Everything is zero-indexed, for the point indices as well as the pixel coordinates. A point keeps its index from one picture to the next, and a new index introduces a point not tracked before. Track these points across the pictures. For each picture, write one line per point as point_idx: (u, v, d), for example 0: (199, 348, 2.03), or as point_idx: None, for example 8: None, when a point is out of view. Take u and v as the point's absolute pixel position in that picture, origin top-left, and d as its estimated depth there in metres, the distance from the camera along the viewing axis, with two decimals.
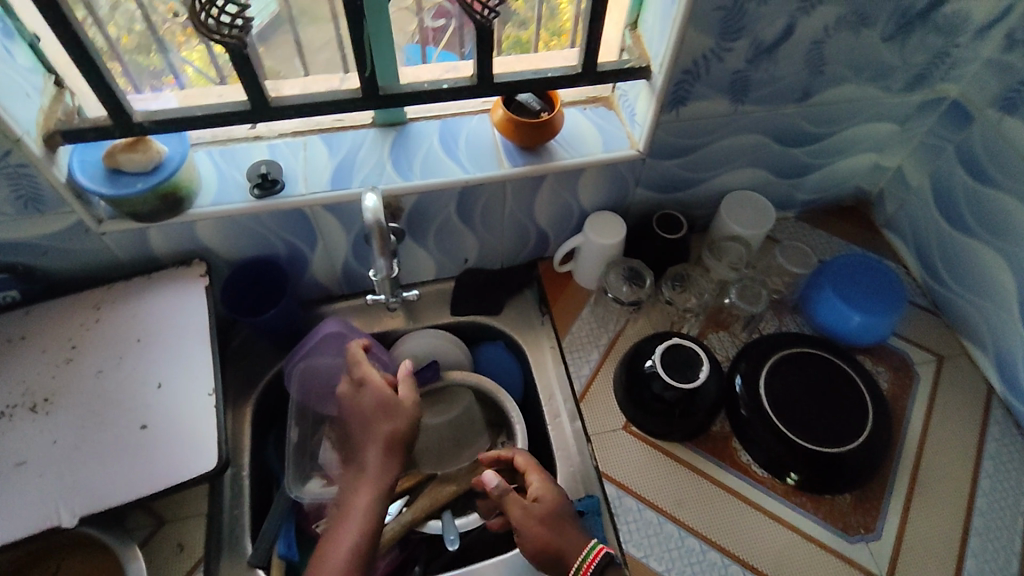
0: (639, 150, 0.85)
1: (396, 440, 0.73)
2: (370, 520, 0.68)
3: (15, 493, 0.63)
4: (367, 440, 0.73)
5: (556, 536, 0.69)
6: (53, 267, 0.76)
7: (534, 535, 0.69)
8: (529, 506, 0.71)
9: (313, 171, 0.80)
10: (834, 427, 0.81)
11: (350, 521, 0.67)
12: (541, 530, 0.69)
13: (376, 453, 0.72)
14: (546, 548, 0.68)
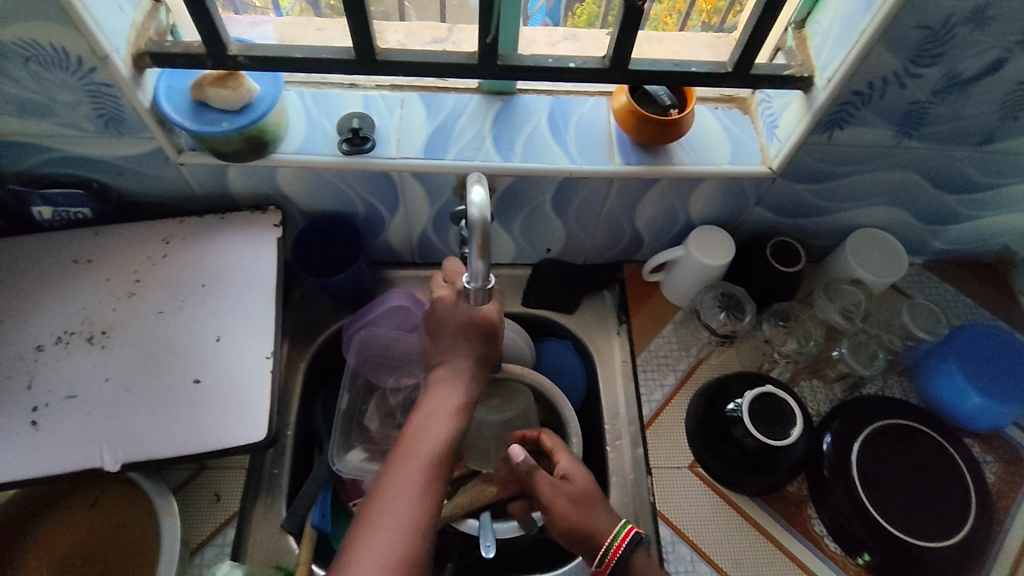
0: (771, 169, 0.74)
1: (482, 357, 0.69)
2: (454, 427, 0.63)
3: (62, 426, 0.61)
4: (451, 350, 0.69)
5: (586, 516, 0.63)
6: (128, 189, 0.72)
7: (562, 512, 0.63)
8: (559, 482, 0.66)
9: (407, 132, 0.72)
10: (931, 515, 0.72)
11: (434, 425, 0.62)
12: (568, 506, 0.63)
13: (462, 362, 0.68)
14: (573, 526, 0.62)
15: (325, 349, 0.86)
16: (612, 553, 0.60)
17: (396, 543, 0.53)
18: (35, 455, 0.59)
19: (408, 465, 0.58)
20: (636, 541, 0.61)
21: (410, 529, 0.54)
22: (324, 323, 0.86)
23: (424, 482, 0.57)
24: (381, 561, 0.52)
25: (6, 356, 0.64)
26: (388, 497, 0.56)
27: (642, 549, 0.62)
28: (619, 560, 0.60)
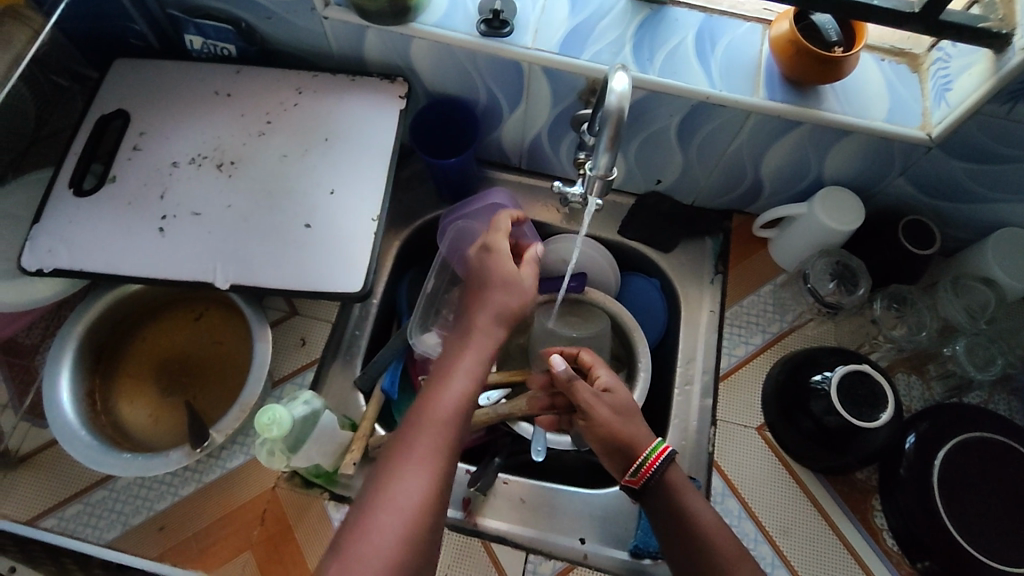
0: (930, 136, 0.67)
1: (511, 317, 0.65)
2: (470, 394, 0.59)
3: (184, 237, 0.66)
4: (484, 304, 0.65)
5: (625, 428, 0.63)
6: (271, 34, 0.74)
7: (602, 419, 0.63)
8: (600, 393, 0.66)
9: (547, 25, 0.70)
10: (1015, 539, 0.66)
11: (452, 386, 0.58)
12: (609, 415, 0.63)
13: (490, 322, 0.64)
14: (613, 435, 0.62)
15: (419, 233, 0.88)
16: (649, 464, 0.60)
17: (408, 515, 0.49)
18: (158, 257, 0.65)
19: (426, 428, 0.54)
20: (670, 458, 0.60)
21: (422, 499, 0.50)
22: (424, 208, 0.88)
23: (442, 449, 0.54)
24: (393, 532, 0.48)
25: (146, 166, 0.69)
26: (405, 462, 0.52)
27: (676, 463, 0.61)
28: (653, 475, 0.60)
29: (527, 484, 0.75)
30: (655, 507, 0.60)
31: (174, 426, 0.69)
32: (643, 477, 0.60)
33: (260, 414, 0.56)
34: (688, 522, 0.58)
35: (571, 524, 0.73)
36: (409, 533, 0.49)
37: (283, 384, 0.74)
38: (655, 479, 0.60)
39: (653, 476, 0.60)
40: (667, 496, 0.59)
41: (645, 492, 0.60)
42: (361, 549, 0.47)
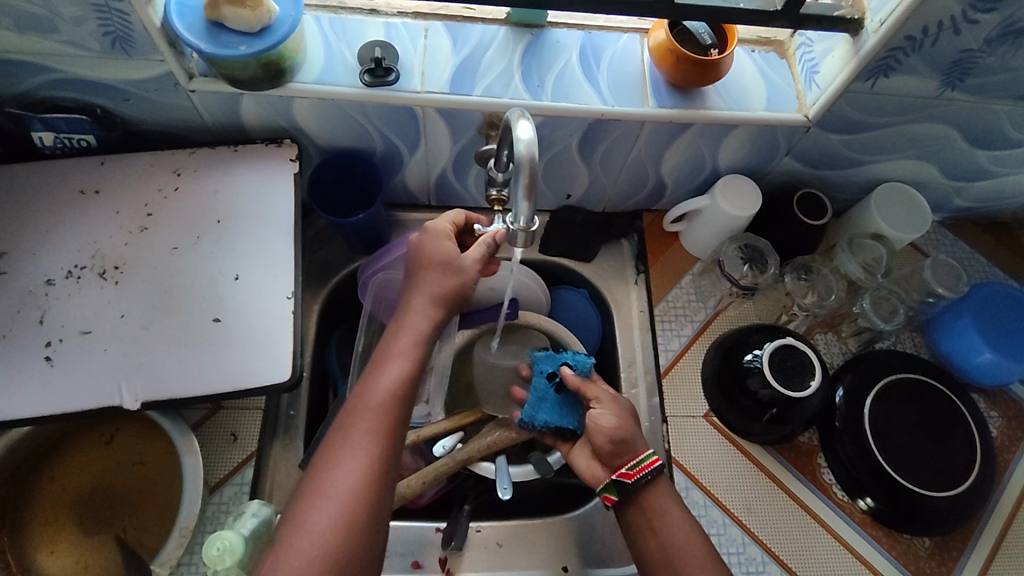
0: (808, 117, 0.72)
1: (447, 298, 0.64)
2: (407, 376, 0.59)
3: (75, 362, 0.59)
4: (414, 283, 0.66)
5: (626, 429, 0.66)
6: (132, 116, 0.68)
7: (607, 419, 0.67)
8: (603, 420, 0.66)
9: (432, 65, 0.68)
10: (933, 459, 0.75)
11: (386, 370, 0.59)
12: (614, 421, 0.66)
13: (424, 300, 0.64)
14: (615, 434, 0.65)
15: (338, 292, 0.84)
16: (641, 465, 0.63)
17: (344, 499, 0.52)
18: (51, 394, 0.58)
19: (357, 420, 0.56)
20: (658, 470, 0.64)
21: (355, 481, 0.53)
22: (337, 264, 0.83)
23: (374, 437, 0.56)
24: (327, 522, 0.51)
25: (14, 290, 0.61)
26: (338, 453, 0.55)
27: (662, 480, 0.64)
28: (646, 474, 0.63)
29: (501, 527, 0.74)
30: (631, 509, 0.64)
31: (108, 568, 0.62)
32: (638, 473, 0.63)
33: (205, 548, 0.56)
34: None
35: (552, 555, 0.73)
36: (348, 515, 0.52)
37: (224, 487, 0.69)
38: (642, 483, 0.63)
39: (643, 479, 0.63)
40: (644, 514, 0.63)
41: (629, 493, 0.63)
42: (299, 536, 0.51)
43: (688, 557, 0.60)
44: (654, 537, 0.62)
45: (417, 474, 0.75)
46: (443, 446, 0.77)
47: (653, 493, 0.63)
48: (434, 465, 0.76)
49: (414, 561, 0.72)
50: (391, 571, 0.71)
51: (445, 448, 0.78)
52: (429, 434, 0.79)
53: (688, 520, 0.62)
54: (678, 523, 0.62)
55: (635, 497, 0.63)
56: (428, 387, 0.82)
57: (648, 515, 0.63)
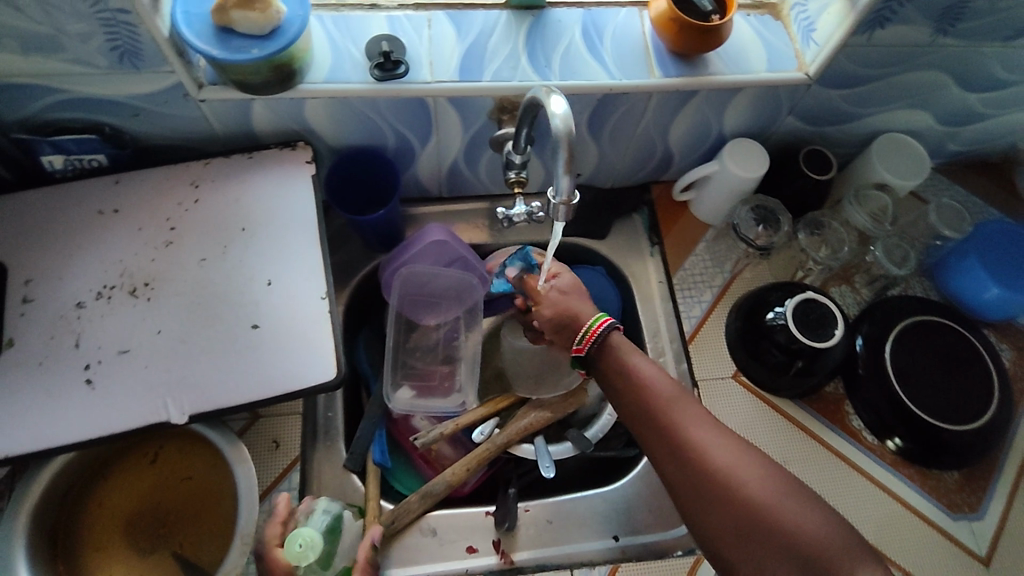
0: (808, 75, 0.74)
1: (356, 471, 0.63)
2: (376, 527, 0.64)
3: (117, 383, 0.58)
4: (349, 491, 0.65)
5: (564, 307, 0.71)
6: (142, 131, 0.67)
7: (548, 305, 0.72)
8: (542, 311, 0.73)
9: (439, 54, 0.69)
10: (954, 396, 0.77)
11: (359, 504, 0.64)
12: (554, 309, 0.71)
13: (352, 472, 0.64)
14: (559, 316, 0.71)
15: (359, 291, 0.84)
16: (590, 335, 0.67)
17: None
18: (97, 415, 0.57)
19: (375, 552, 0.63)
20: (604, 334, 0.66)
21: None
22: (355, 264, 0.83)
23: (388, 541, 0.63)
24: None
25: (45, 316, 0.60)
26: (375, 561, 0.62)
27: (614, 337, 0.67)
28: (595, 340, 0.66)
29: (548, 504, 0.74)
30: (605, 374, 0.65)
31: None
32: (586, 344, 0.67)
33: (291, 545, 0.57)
34: (705, 467, 0.54)
35: (602, 526, 0.74)
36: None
37: (270, 495, 0.68)
38: (593, 349, 0.67)
39: (593, 348, 0.67)
40: (606, 370, 0.66)
41: (590, 361, 0.68)
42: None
43: (679, 409, 0.59)
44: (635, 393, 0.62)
45: (460, 462, 0.75)
46: (483, 432, 0.77)
47: (618, 352, 0.65)
48: (474, 452, 0.76)
49: (469, 545, 0.72)
50: (446, 560, 0.71)
51: (484, 434, 0.78)
52: (466, 423, 0.78)
53: (668, 379, 0.62)
54: (660, 382, 0.62)
55: (597, 359, 0.67)
56: (461, 376, 0.82)
57: (624, 375, 0.64)
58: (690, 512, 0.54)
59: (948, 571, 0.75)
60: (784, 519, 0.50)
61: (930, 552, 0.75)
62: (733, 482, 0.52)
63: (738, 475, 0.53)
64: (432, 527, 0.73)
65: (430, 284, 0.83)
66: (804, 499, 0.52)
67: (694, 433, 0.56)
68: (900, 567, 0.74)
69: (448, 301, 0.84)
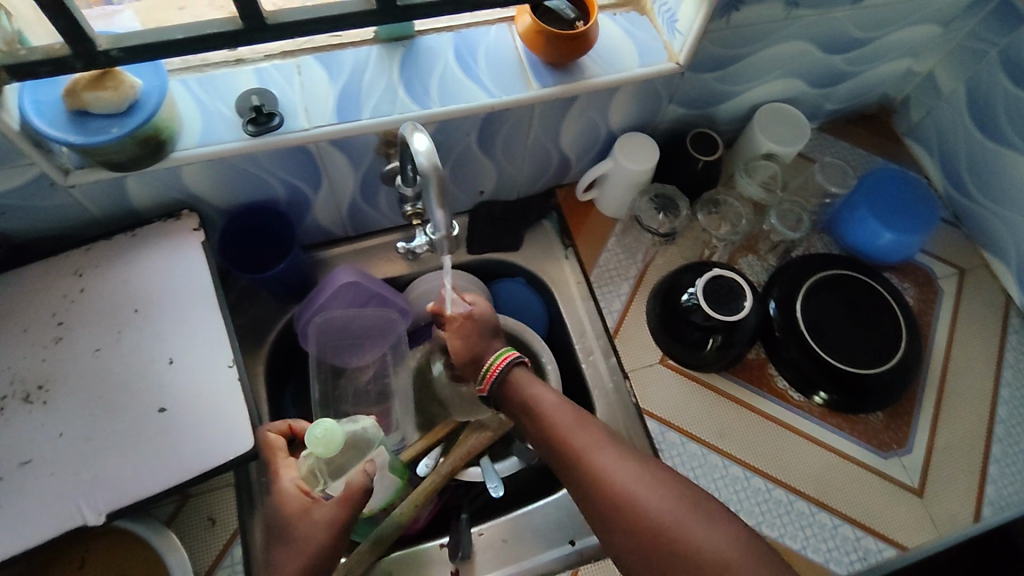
0: (679, 64, 0.76)
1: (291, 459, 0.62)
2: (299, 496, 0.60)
3: (23, 496, 0.56)
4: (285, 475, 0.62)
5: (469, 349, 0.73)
6: (13, 229, 0.64)
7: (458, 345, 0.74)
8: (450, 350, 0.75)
9: (312, 100, 0.68)
10: (864, 343, 0.81)
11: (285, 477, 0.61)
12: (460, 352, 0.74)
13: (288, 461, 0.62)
14: (468, 357, 0.73)
15: (279, 346, 0.82)
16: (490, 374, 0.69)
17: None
18: (6, 535, 0.54)
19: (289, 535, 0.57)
20: (503, 372, 0.69)
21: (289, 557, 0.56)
22: (271, 319, 0.82)
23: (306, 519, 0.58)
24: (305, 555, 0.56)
25: None
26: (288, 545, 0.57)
27: (516, 372, 0.69)
28: (495, 379, 0.69)
29: (502, 524, 0.75)
30: (518, 412, 0.67)
31: None
32: (487, 385, 0.69)
33: (311, 428, 0.60)
34: (610, 497, 0.56)
35: (557, 533, 0.75)
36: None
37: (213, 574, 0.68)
38: (494, 389, 0.69)
39: (494, 387, 0.69)
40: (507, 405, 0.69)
41: (494, 398, 0.70)
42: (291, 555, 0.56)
43: (582, 439, 0.60)
44: (540, 427, 0.63)
45: (408, 497, 0.75)
46: (427, 464, 0.77)
47: (522, 387, 0.67)
48: (422, 485, 0.76)
49: None
50: None
51: (429, 465, 0.78)
52: (410, 457, 0.79)
53: (571, 409, 0.64)
54: (564, 414, 0.63)
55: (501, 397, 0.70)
56: (395, 414, 0.82)
57: (530, 410, 0.65)
58: (602, 538, 0.56)
59: (887, 508, 0.78)
60: (684, 540, 0.52)
61: (867, 494, 0.79)
62: (639, 508, 0.54)
63: (641, 501, 0.54)
64: (389, 569, 0.72)
65: (350, 327, 0.83)
66: (706, 518, 0.53)
67: (596, 461, 0.58)
68: (843, 515, 0.77)
69: (372, 340, 0.84)
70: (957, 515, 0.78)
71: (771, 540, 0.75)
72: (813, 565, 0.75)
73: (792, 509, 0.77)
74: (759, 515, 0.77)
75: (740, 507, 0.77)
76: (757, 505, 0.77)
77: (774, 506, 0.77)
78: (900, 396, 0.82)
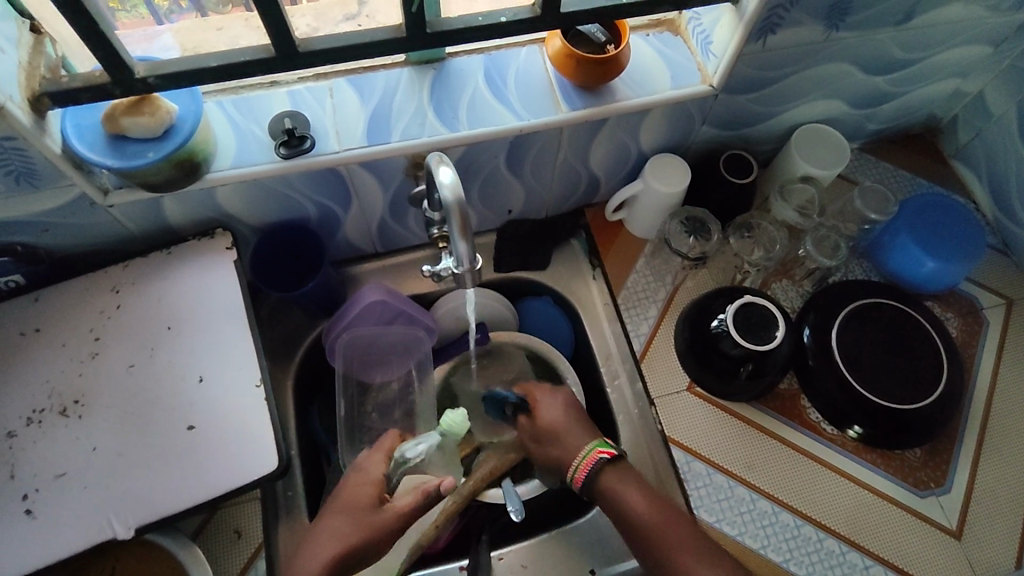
0: (713, 86, 0.74)
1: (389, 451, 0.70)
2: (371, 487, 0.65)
3: (57, 508, 0.57)
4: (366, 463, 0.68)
5: (569, 433, 0.71)
6: (56, 246, 0.66)
7: (555, 428, 0.73)
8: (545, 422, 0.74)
9: (343, 122, 0.69)
10: (905, 375, 0.78)
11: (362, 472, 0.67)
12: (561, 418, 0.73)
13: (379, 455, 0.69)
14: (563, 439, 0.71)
15: (307, 362, 0.83)
16: (585, 463, 0.67)
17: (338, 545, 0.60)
18: (40, 546, 0.56)
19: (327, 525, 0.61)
20: (600, 465, 0.66)
21: (350, 519, 0.62)
22: (299, 335, 0.83)
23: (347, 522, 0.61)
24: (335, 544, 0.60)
25: None
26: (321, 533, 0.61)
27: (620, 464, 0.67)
28: (592, 471, 0.66)
29: (522, 549, 0.75)
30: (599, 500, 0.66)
31: None
32: (583, 474, 0.67)
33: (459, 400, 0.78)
34: None
35: (577, 561, 0.74)
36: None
37: None
38: (591, 482, 0.66)
39: (591, 475, 0.66)
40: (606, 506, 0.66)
41: (587, 492, 0.67)
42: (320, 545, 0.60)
43: (670, 539, 0.61)
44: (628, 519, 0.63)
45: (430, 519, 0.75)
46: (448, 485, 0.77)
47: (609, 476, 0.66)
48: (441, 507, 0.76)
49: None
50: None
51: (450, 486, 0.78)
52: None
53: (662, 506, 0.63)
54: (658, 512, 0.63)
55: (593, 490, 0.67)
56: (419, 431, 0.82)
57: (612, 499, 0.65)
58: None
59: (922, 551, 0.75)
60: None
61: (902, 534, 0.76)
62: None
63: None
64: None
65: (375, 344, 0.83)
66: None
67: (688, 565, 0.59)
68: (875, 555, 0.75)
69: (397, 357, 0.84)
70: (998, 562, 0.75)
71: None
72: None
73: (821, 548, 0.75)
74: (785, 552, 0.74)
75: (767, 543, 0.75)
76: (784, 542, 0.75)
77: (802, 543, 0.75)
78: (939, 432, 0.79)
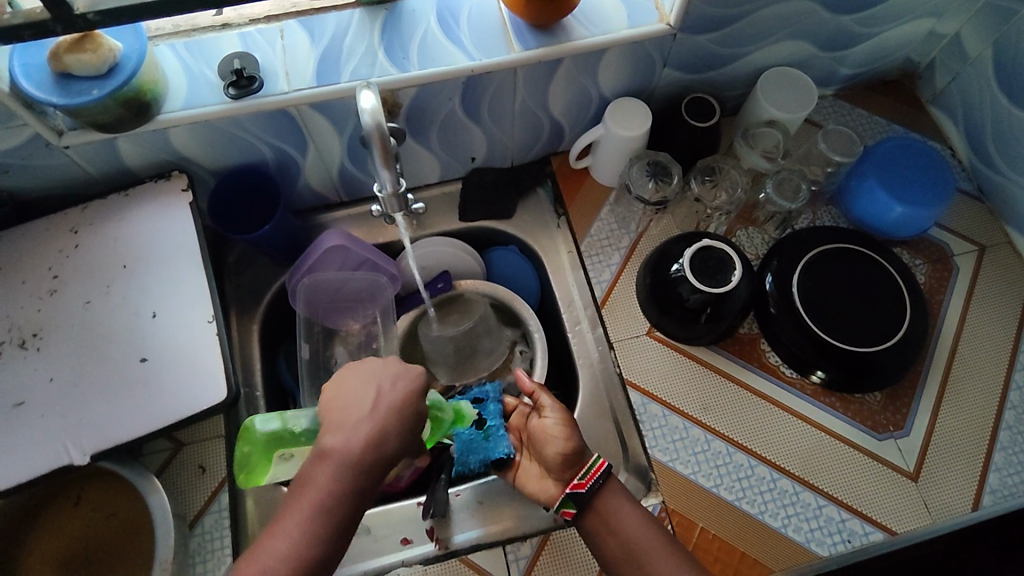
0: (670, 24, 0.73)
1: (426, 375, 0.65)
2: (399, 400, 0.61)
3: (15, 434, 0.60)
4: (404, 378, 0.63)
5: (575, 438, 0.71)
6: (15, 187, 0.68)
7: (558, 438, 0.71)
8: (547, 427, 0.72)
9: (293, 62, 0.69)
10: (867, 318, 0.78)
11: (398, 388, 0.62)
12: (563, 430, 0.71)
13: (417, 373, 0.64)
14: (570, 444, 0.70)
15: (273, 308, 0.85)
16: (592, 471, 0.68)
17: (367, 439, 0.57)
18: None
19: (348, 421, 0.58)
20: (607, 473, 0.68)
21: (378, 412, 0.59)
22: (264, 281, 0.84)
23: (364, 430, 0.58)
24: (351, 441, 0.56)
25: None
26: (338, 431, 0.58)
27: (614, 483, 0.69)
28: (597, 478, 0.67)
29: (477, 486, 0.77)
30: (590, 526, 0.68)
31: None
32: (590, 480, 0.67)
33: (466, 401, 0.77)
34: None
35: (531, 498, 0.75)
36: (319, 512, 0.53)
37: (202, 519, 0.71)
38: (595, 489, 0.67)
39: (596, 483, 0.67)
40: (601, 518, 0.67)
41: (586, 501, 0.67)
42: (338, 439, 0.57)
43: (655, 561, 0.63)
44: (618, 542, 0.65)
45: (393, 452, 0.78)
46: None
47: (606, 496, 0.68)
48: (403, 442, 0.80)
49: (403, 537, 0.74)
50: (380, 554, 0.73)
51: None
52: None
53: (657, 532, 0.65)
54: (650, 537, 0.65)
55: (589, 504, 0.68)
56: None
57: (604, 523, 0.67)
58: None
59: (877, 492, 0.75)
60: None
61: (857, 475, 0.76)
62: None
63: None
64: (365, 524, 0.75)
65: (338, 290, 0.84)
66: None
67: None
68: (829, 496, 0.75)
69: (360, 305, 0.85)
70: (953, 502, 0.75)
71: (751, 517, 0.74)
72: (795, 546, 0.73)
73: (775, 487, 0.75)
74: (738, 491, 0.75)
75: (719, 482, 0.75)
76: (738, 481, 0.75)
77: (756, 484, 0.75)
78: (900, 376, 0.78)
